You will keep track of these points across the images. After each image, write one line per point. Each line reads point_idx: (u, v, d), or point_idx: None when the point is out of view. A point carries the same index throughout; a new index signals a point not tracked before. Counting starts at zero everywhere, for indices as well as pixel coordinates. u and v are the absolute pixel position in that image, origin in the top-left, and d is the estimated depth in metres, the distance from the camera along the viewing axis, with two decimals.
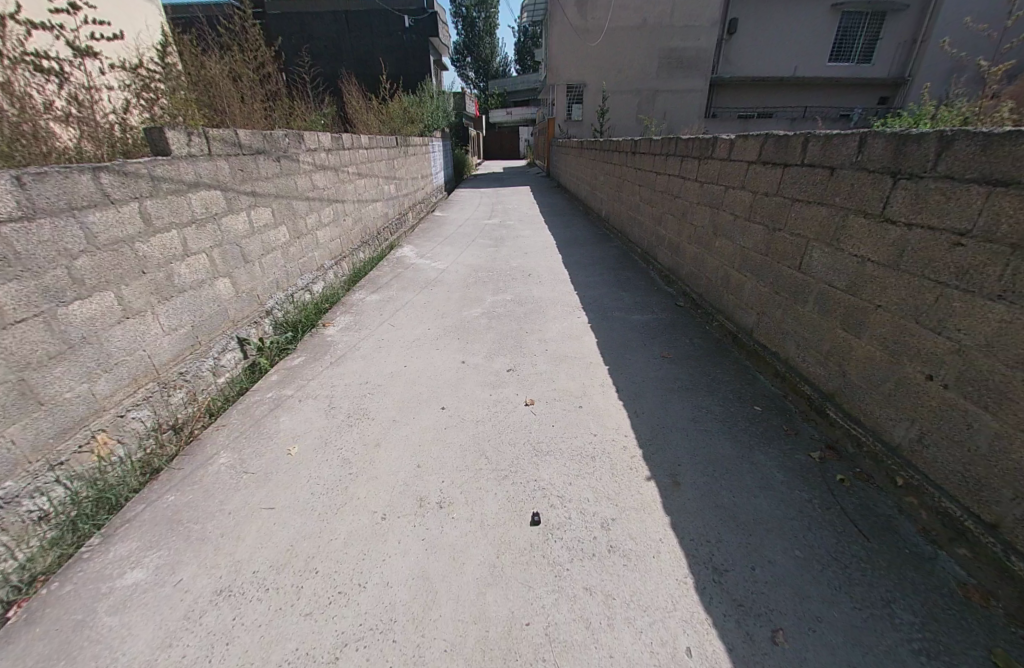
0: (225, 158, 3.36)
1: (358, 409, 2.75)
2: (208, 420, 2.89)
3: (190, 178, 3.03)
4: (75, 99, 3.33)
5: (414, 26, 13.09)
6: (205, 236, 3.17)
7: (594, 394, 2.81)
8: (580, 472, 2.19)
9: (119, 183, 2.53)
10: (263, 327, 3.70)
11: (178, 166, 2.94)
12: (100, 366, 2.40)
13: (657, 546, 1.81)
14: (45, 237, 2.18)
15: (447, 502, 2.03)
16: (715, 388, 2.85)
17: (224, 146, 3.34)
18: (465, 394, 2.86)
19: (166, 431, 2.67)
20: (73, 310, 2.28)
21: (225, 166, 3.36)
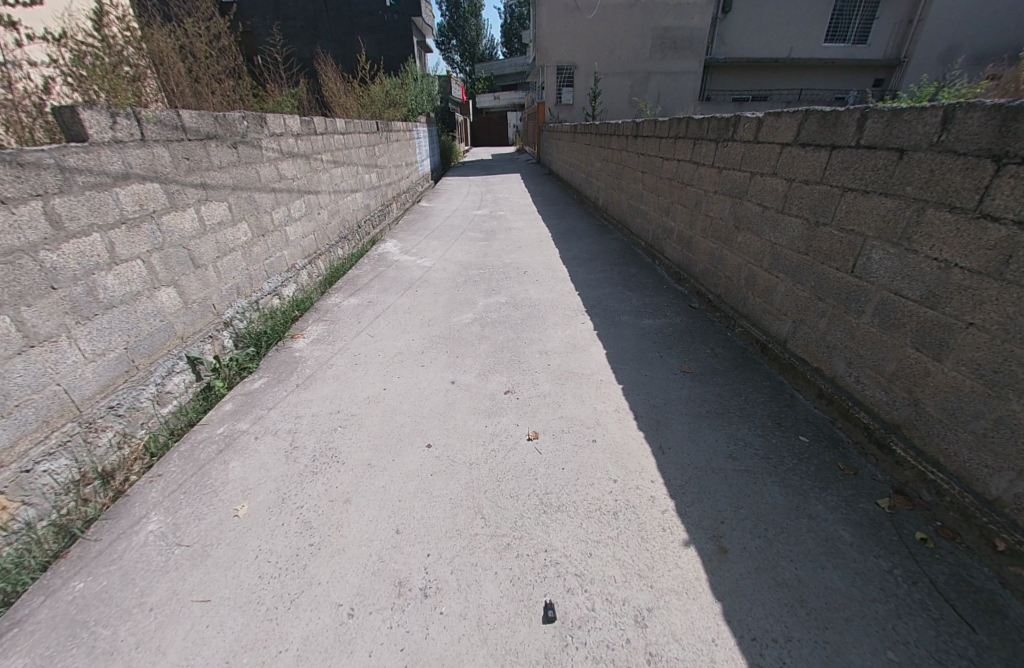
0: (165, 144, 2.76)
1: (323, 450, 2.26)
2: (147, 463, 2.41)
3: (116, 169, 2.45)
4: None
5: (396, 4, 12.30)
6: (137, 240, 2.58)
7: (610, 423, 2.32)
8: (602, 538, 1.77)
9: (12, 176, 1.97)
10: (220, 341, 3.15)
11: (100, 154, 2.36)
12: None
13: (707, 653, 1.40)
14: None
15: (433, 587, 1.63)
16: (752, 411, 2.35)
17: (161, 129, 2.73)
18: (454, 425, 2.36)
19: (90, 483, 2.18)
20: None
21: (164, 154, 2.76)
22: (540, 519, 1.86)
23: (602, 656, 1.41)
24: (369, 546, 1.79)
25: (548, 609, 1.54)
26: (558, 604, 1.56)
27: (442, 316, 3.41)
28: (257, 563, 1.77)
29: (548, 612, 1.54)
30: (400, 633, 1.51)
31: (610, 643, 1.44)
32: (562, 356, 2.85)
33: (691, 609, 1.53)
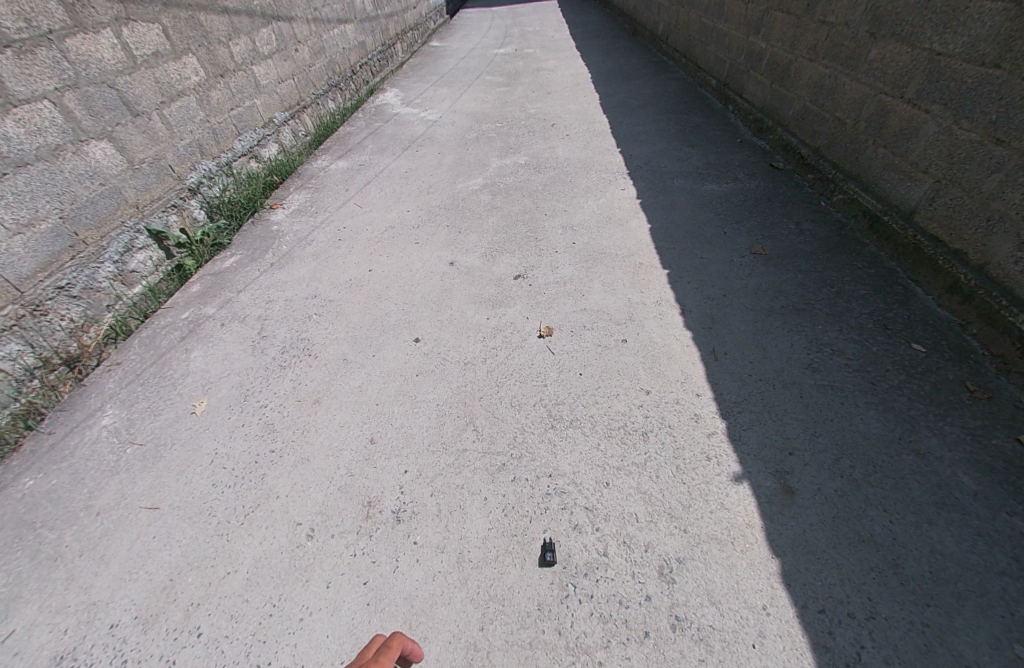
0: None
1: (293, 341, 1.88)
2: (117, 344, 2.14)
3: None
4: None
5: None
6: (37, 72, 1.92)
7: (648, 317, 1.79)
8: (623, 463, 1.37)
9: None
10: (189, 212, 2.65)
11: None
12: None
13: (755, 626, 1.07)
14: None
15: (408, 510, 1.33)
16: (844, 307, 1.75)
17: None
18: (449, 318, 1.87)
19: (53, 367, 1.93)
20: None
21: None
22: (545, 437, 1.46)
23: (613, 615, 1.09)
24: (333, 459, 1.47)
25: (549, 549, 1.21)
26: (560, 545, 1.22)
27: (444, 182, 2.72)
28: (212, 469, 1.51)
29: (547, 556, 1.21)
30: (363, 563, 1.24)
31: (625, 601, 1.11)
32: (592, 232, 2.20)
33: (737, 565, 1.16)
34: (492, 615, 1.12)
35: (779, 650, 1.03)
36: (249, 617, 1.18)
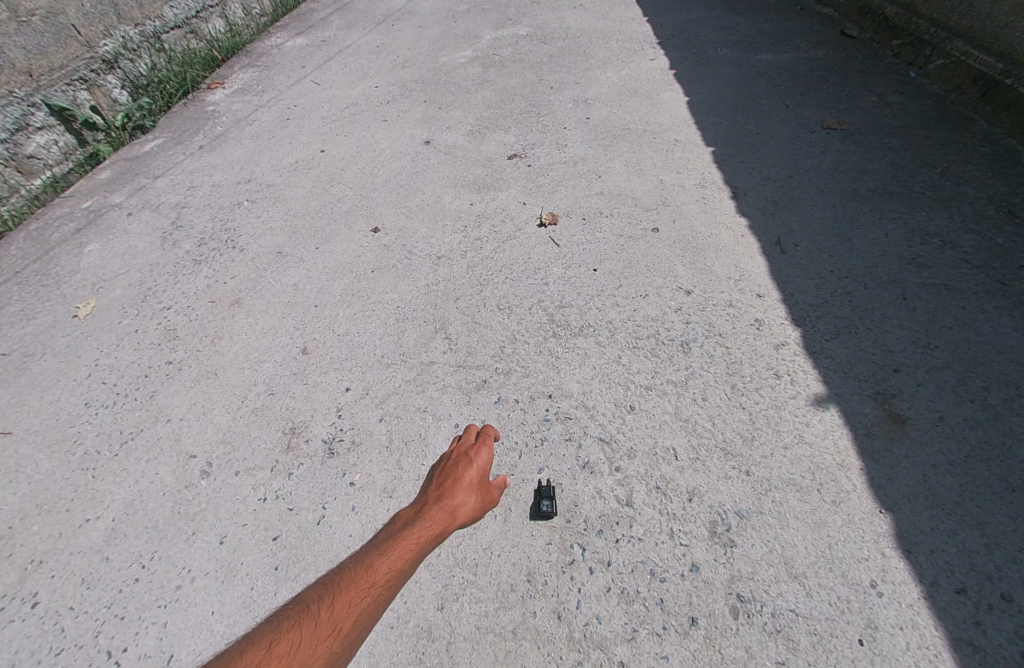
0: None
1: (216, 233, 1.43)
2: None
3: None
4: None
5: None
6: None
7: (686, 200, 1.32)
8: (654, 381, 0.96)
9: None
10: (106, 89, 2.09)
11: None
12: None
13: (861, 613, 0.69)
14: None
15: (346, 440, 0.91)
16: (951, 191, 1.29)
17: None
18: (419, 203, 1.40)
19: None
20: None
21: None
22: (543, 347, 1.03)
23: (641, 593, 0.72)
24: (247, 373, 1.05)
25: (546, 495, 0.81)
26: (562, 490, 0.84)
27: (425, 57, 2.16)
28: (86, 386, 1.11)
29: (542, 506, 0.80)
30: (274, 512, 0.84)
31: (660, 573, 0.74)
32: (611, 106, 1.69)
33: (828, 524, 0.77)
34: (466, 592, 0.74)
35: (902, 650, 0.65)
36: (105, 584, 0.79)
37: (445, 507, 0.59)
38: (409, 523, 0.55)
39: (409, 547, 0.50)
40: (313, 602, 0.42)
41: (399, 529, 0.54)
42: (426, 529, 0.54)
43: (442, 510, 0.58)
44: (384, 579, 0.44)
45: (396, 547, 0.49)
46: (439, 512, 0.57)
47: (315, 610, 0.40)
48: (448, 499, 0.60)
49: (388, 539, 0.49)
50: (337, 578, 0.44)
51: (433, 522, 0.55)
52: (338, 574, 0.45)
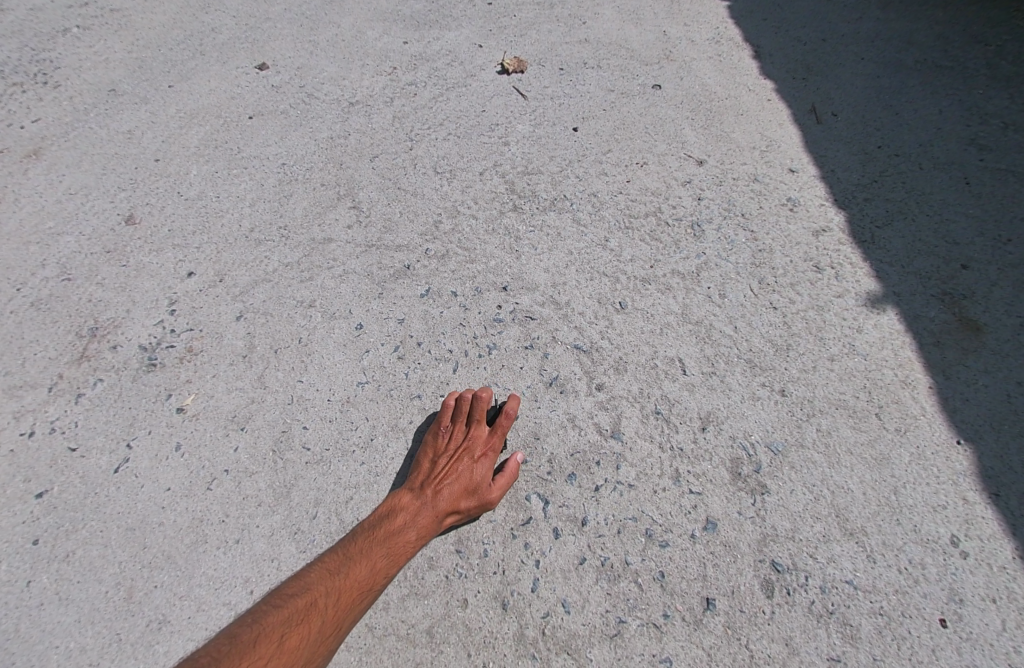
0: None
1: (23, 65, 0.97)
2: None
3: None
4: None
5: None
6: None
7: (693, 56, 1.00)
8: (654, 273, 0.68)
9: None
10: None
11: None
12: None
13: (943, 581, 0.45)
14: None
15: (181, 347, 0.58)
16: (1014, 67, 1.04)
17: None
18: (332, 38, 1.00)
19: None
20: None
21: None
22: (496, 224, 0.72)
23: (630, 566, 0.46)
24: (36, 251, 0.67)
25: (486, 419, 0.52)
26: (519, 421, 0.56)
27: None
28: None
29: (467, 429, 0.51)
30: (45, 454, 0.50)
31: (659, 534, 0.48)
32: None
33: (894, 461, 0.54)
34: (305, 560, 0.43)
35: (998, 631, 0.41)
36: None
37: (469, 475, 0.46)
38: (419, 493, 0.45)
39: (419, 535, 0.42)
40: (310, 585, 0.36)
41: (409, 501, 0.44)
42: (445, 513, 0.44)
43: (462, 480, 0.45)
44: (384, 580, 0.39)
45: (404, 533, 0.41)
46: (460, 488, 0.45)
47: (320, 605, 0.34)
48: (475, 472, 0.46)
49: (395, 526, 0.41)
50: (335, 565, 0.38)
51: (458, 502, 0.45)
52: (338, 559, 0.38)
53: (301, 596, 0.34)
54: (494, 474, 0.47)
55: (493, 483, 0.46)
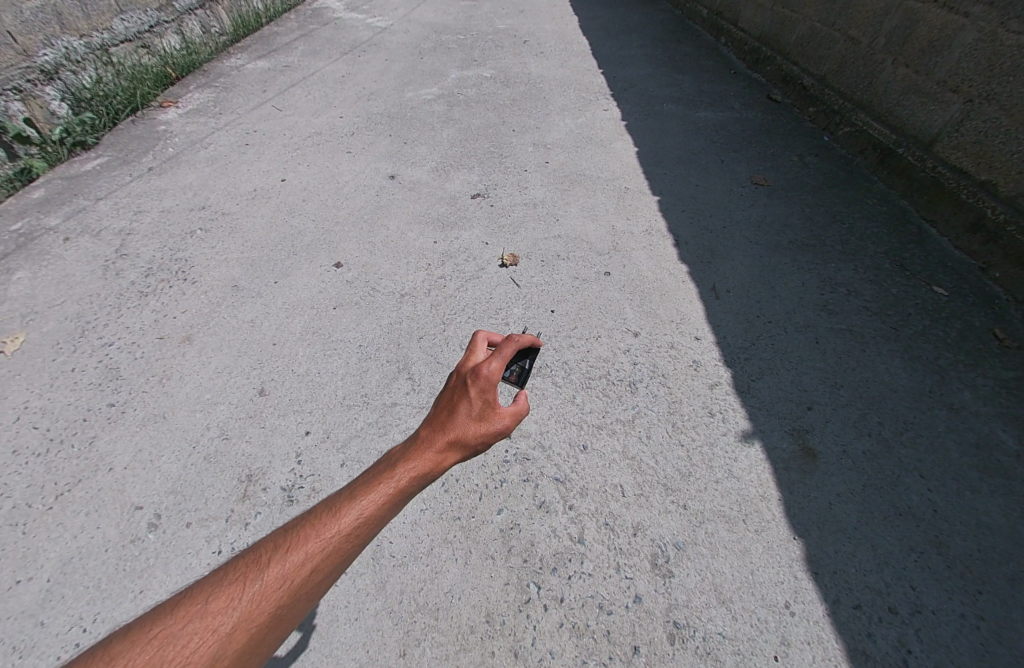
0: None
1: (166, 263, 1.39)
2: None
3: None
4: None
5: None
6: None
7: (634, 246, 1.45)
8: (606, 421, 1.05)
9: None
10: (42, 97, 1.96)
11: None
12: None
13: (776, 631, 0.77)
14: None
15: (306, 487, 0.92)
16: (856, 245, 1.49)
17: None
18: (383, 239, 1.45)
19: None
20: None
21: None
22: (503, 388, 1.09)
23: (590, 627, 0.78)
24: (200, 417, 1.03)
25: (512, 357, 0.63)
26: (522, 530, 0.89)
27: (390, 89, 2.29)
28: (13, 432, 1.02)
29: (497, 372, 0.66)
30: None
31: (607, 606, 0.80)
32: (568, 150, 1.85)
33: (754, 552, 0.87)
34: None
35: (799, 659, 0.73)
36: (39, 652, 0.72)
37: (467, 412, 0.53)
38: (422, 433, 0.52)
39: (407, 478, 0.47)
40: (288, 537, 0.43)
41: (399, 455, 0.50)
42: (439, 450, 0.50)
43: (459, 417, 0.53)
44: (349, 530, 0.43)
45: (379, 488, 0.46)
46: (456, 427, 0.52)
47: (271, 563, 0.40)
48: (472, 410, 0.53)
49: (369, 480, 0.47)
50: (314, 516, 0.44)
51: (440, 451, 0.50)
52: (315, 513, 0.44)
53: (271, 549, 0.41)
54: (488, 405, 0.54)
55: (489, 413, 0.54)
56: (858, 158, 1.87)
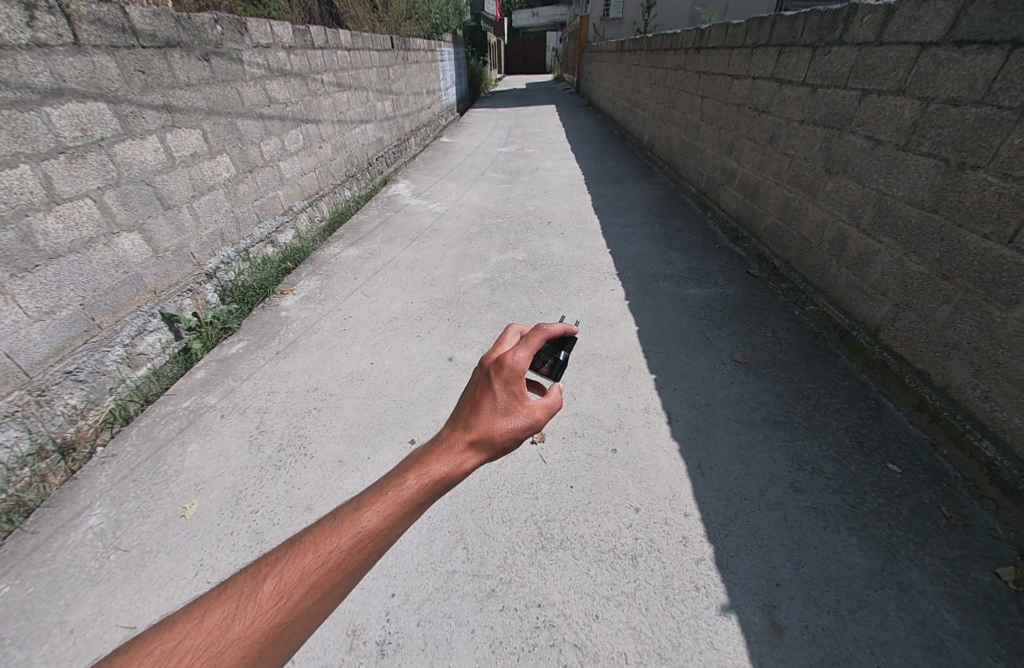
0: (109, 52, 2.10)
1: (290, 441, 1.92)
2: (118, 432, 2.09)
3: (40, 83, 1.84)
4: None
5: None
6: (84, 173, 2.03)
7: (635, 426, 1.87)
8: (614, 591, 1.37)
9: None
10: (202, 295, 2.74)
11: (10, 62, 1.74)
12: None
13: None
14: None
15: (393, 642, 1.28)
16: (822, 422, 1.84)
17: (102, 31, 2.06)
18: (445, 417, 1.97)
19: (48, 454, 1.87)
20: None
21: (110, 66, 2.11)
22: (535, 557, 1.46)
23: None
24: None
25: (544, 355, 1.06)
26: None
27: (448, 276, 3.08)
28: (194, 586, 1.47)
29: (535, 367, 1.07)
30: None
31: None
32: (584, 332, 2.45)
33: None
34: None
35: None
36: None
37: (489, 408, 0.91)
38: (443, 434, 0.88)
39: (409, 488, 0.79)
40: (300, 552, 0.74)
41: (409, 465, 0.82)
42: (468, 441, 0.87)
43: (484, 411, 0.90)
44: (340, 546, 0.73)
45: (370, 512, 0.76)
46: (481, 420, 0.89)
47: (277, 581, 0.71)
48: (500, 403, 0.91)
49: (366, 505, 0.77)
50: (318, 539, 0.74)
51: (435, 468, 0.81)
52: (318, 537, 0.75)
53: (285, 564, 0.72)
54: (511, 400, 0.91)
55: (516, 401, 0.91)
56: (825, 332, 2.29)
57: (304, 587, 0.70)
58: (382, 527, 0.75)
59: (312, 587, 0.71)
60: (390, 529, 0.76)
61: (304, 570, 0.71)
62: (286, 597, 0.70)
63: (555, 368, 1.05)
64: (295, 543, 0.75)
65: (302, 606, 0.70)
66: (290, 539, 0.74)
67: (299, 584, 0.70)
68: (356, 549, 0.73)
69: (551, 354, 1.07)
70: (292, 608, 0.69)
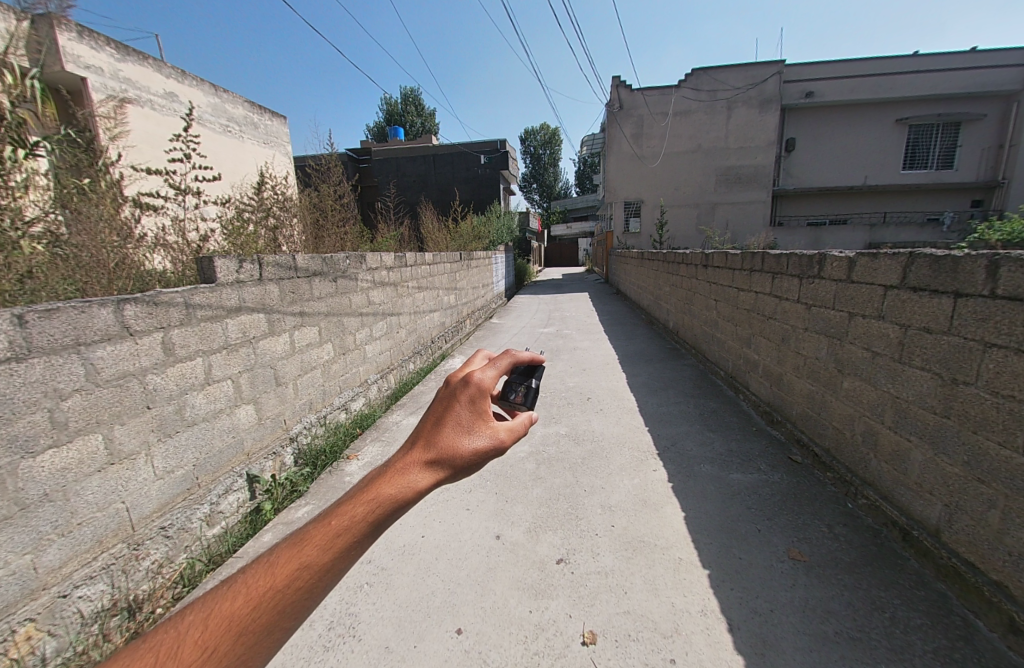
0: (278, 282, 3.01)
1: (339, 623, 1.93)
2: (179, 595, 2.13)
3: (231, 304, 2.62)
4: (180, 234, 3.16)
5: (490, 165, 15.63)
6: (234, 360, 2.65)
7: (693, 633, 1.79)
8: None
9: (146, 313, 2.13)
10: (282, 458, 3.01)
11: (221, 294, 2.55)
12: (57, 529, 1.77)
13: None
14: (33, 378, 1.72)
15: None
16: (905, 642, 1.68)
17: (278, 269, 3.01)
18: (491, 605, 1.98)
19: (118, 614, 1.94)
20: (42, 461, 1.74)
21: (275, 290, 2.99)
22: None
23: None
24: None
25: (518, 383, 1.23)
26: None
27: None
28: None
29: (509, 396, 1.23)
30: None
31: None
32: (630, 516, 2.53)
33: None
34: None
35: None
36: None
37: (452, 428, 1.02)
38: (401, 454, 0.96)
39: (356, 511, 0.84)
40: (238, 591, 0.78)
41: (361, 488, 0.88)
42: (421, 459, 0.95)
43: (448, 429, 1.02)
44: (281, 581, 0.78)
45: (314, 544, 0.81)
46: (442, 439, 1.00)
47: (210, 625, 0.75)
48: (458, 426, 1.03)
49: (308, 536, 0.82)
50: (260, 575, 0.79)
51: (384, 491, 0.88)
52: (259, 575, 0.79)
53: (221, 607, 0.76)
54: (469, 423, 1.04)
55: (473, 429, 1.04)
56: (885, 530, 2.24)
57: (233, 632, 0.74)
58: (323, 559, 0.80)
59: (242, 631, 0.75)
60: (330, 562, 0.81)
61: (233, 613, 0.75)
62: (212, 644, 0.73)
63: (525, 395, 1.21)
64: (229, 587, 0.78)
65: (230, 654, 0.74)
66: (222, 580, 0.77)
67: (227, 631, 0.74)
68: (293, 582, 0.78)
69: (522, 383, 1.23)
70: (218, 655, 0.73)
